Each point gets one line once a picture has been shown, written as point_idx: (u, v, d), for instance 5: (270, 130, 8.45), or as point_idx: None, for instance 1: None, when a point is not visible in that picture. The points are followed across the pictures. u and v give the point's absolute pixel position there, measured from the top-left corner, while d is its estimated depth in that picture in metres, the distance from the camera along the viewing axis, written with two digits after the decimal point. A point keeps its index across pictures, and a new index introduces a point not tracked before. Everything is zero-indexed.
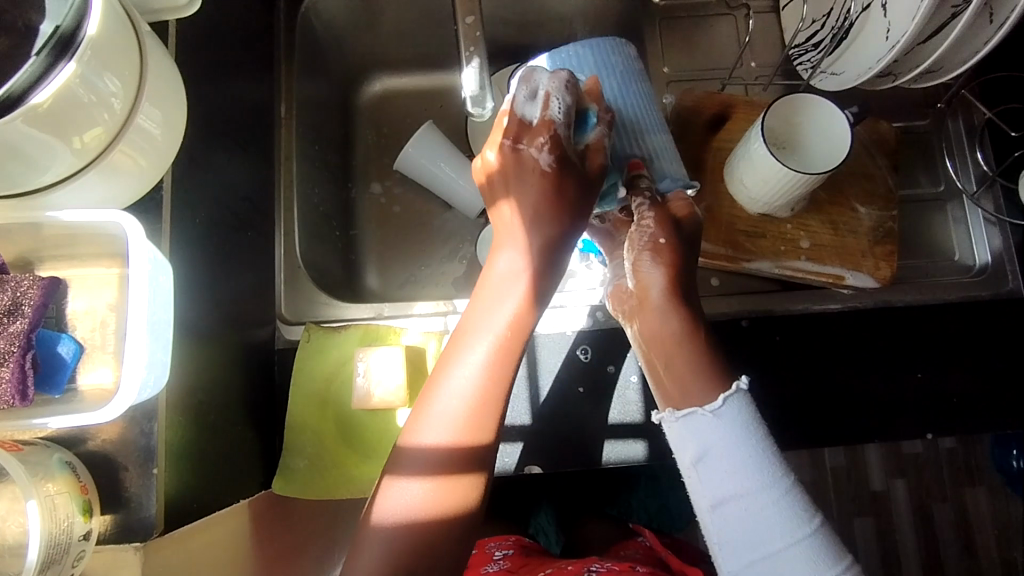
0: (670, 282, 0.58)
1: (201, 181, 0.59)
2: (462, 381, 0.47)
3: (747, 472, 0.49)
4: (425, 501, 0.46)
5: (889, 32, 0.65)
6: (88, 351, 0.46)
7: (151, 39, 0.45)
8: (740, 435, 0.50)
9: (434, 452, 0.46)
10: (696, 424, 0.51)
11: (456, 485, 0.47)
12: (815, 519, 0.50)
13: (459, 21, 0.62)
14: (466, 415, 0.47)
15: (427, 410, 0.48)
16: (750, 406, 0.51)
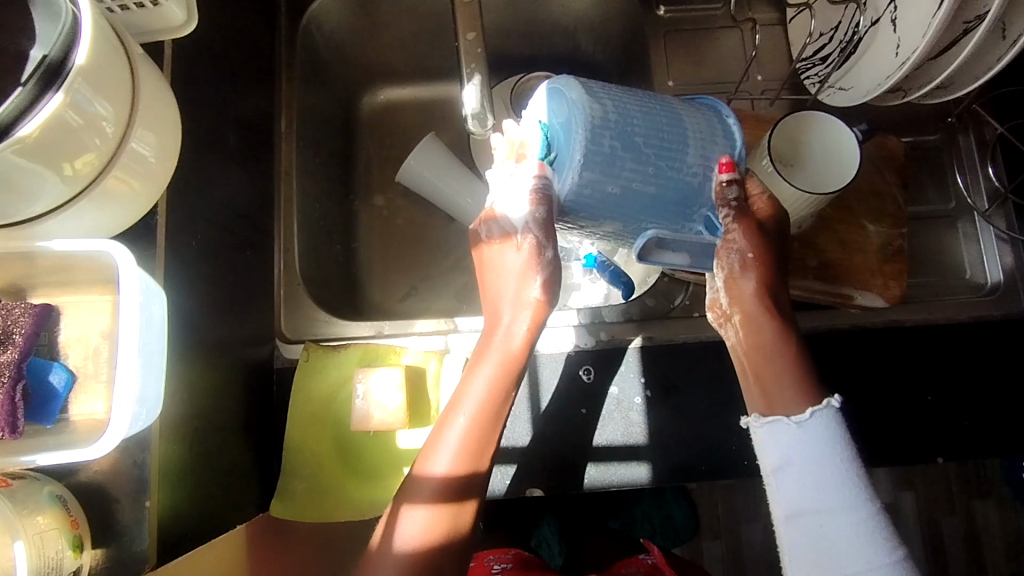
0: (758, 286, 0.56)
1: (198, 199, 0.58)
2: (459, 422, 0.52)
3: (830, 492, 0.49)
4: (423, 531, 0.50)
5: (899, 48, 0.64)
6: (80, 380, 0.45)
7: (145, 62, 0.45)
8: (826, 456, 0.50)
9: (440, 478, 0.51)
10: (780, 434, 0.51)
11: (459, 509, 0.51)
12: (894, 551, 0.49)
13: (460, 38, 0.61)
14: (458, 453, 0.52)
15: (433, 444, 0.53)
16: (839, 424, 0.51)
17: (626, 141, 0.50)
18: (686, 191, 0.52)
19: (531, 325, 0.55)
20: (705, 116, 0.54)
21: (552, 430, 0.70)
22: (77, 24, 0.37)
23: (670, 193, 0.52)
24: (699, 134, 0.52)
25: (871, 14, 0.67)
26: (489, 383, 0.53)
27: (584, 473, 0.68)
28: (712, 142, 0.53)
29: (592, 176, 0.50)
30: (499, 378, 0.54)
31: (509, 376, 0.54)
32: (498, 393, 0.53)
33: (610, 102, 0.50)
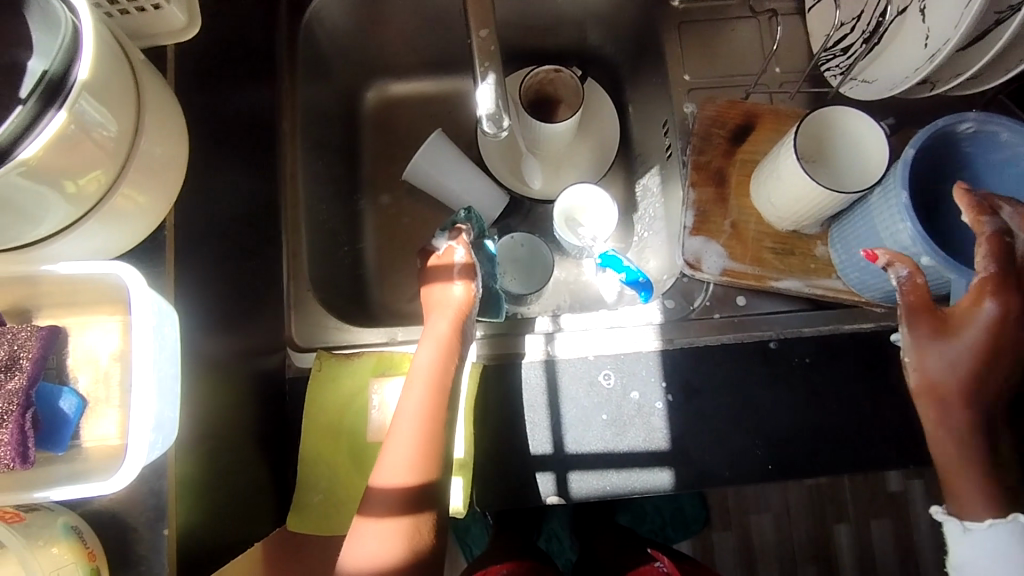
0: (959, 365, 0.52)
1: (205, 208, 0.56)
2: (407, 419, 0.56)
3: (993, 556, 0.51)
4: (379, 547, 0.51)
5: (928, 39, 0.62)
6: (91, 406, 0.44)
7: (147, 71, 0.42)
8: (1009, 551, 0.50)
9: (392, 492, 0.53)
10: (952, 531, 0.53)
11: (415, 522, 0.53)
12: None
13: (472, 35, 0.59)
14: (408, 459, 0.54)
15: (385, 455, 0.55)
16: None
17: (869, 226, 0.60)
18: (914, 270, 0.58)
19: (445, 358, 0.61)
20: (890, 208, 0.56)
21: (572, 437, 0.68)
22: (78, 35, 0.35)
23: (917, 281, 0.59)
24: (886, 223, 0.57)
25: (897, 4, 0.65)
26: (434, 360, 0.60)
27: (607, 480, 0.67)
28: (899, 233, 0.56)
29: (871, 262, 0.62)
30: (432, 392, 0.58)
31: (440, 389, 0.58)
32: (423, 419, 0.57)
33: (854, 222, 0.63)
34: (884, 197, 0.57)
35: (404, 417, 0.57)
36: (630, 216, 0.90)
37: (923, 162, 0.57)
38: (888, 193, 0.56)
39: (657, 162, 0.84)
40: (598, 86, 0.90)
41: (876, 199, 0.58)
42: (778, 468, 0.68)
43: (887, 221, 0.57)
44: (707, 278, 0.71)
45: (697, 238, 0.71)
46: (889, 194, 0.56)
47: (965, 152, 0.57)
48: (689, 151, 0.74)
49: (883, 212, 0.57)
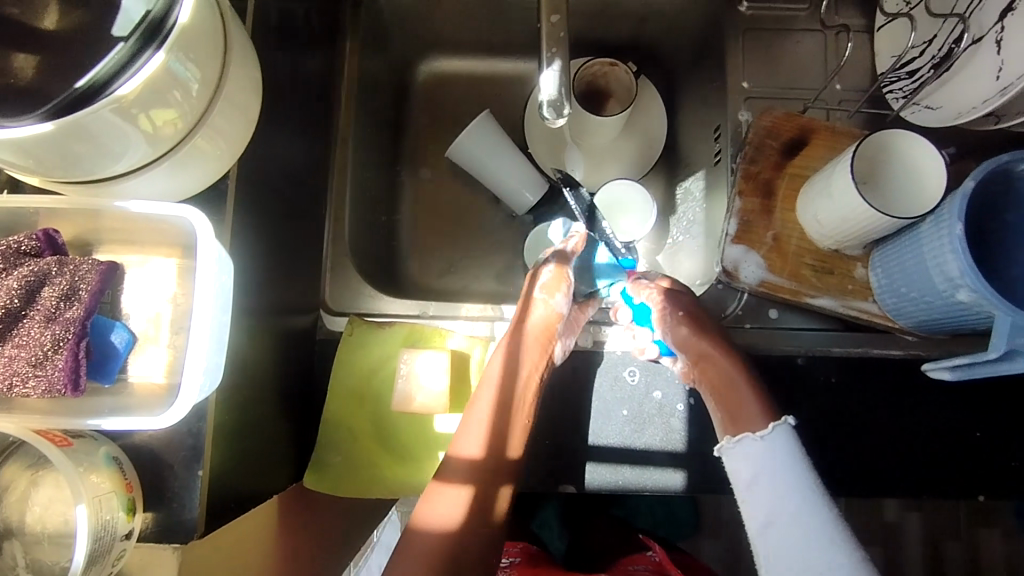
0: (693, 322, 0.66)
1: (264, 162, 0.56)
2: (483, 408, 0.59)
3: (787, 495, 0.52)
4: (455, 509, 0.54)
5: (1001, 71, 0.61)
6: (139, 342, 0.45)
7: (235, 22, 0.43)
8: (787, 461, 0.54)
9: (469, 463, 0.57)
10: (742, 449, 0.56)
11: (497, 494, 0.56)
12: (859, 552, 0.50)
13: (543, 19, 0.58)
14: (483, 436, 0.58)
15: (465, 431, 0.59)
16: (795, 437, 0.55)
17: (914, 254, 0.60)
18: (953, 304, 0.58)
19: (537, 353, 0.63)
20: (937, 240, 0.56)
21: (590, 428, 0.69)
22: None
23: (954, 313, 0.60)
24: (932, 253, 0.57)
25: (973, 32, 0.64)
26: (521, 351, 0.62)
27: (621, 475, 0.67)
28: (946, 263, 0.56)
29: (908, 290, 0.63)
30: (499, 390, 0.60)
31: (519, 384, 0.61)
32: (505, 408, 0.59)
33: (903, 250, 0.62)
34: (928, 229, 0.58)
35: (485, 402, 0.60)
36: (668, 217, 0.89)
37: (980, 198, 0.56)
38: (933, 226, 0.57)
39: (703, 165, 0.84)
40: (651, 84, 0.89)
41: (924, 229, 0.58)
42: None
43: (928, 251, 0.58)
44: (742, 287, 0.71)
45: (738, 247, 0.71)
46: (941, 224, 0.56)
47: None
48: (739, 159, 0.74)
49: (930, 242, 0.57)
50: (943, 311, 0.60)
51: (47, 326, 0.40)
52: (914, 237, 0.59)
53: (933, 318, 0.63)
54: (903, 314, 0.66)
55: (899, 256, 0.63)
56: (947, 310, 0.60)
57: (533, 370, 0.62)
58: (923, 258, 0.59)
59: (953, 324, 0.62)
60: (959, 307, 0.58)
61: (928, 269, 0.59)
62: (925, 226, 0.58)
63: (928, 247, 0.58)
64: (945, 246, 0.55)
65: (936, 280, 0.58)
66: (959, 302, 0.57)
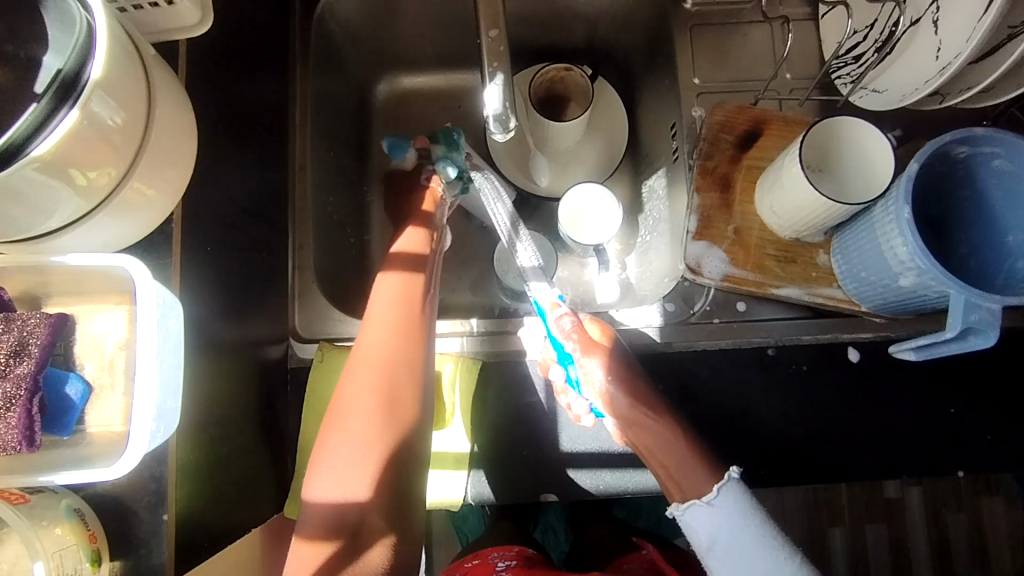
0: (627, 386, 0.64)
1: (215, 199, 0.57)
2: (344, 444, 0.56)
3: (748, 553, 0.55)
4: (306, 565, 0.52)
5: (940, 51, 0.61)
6: (96, 391, 0.45)
7: (159, 65, 0.43)
8: (739, 518, 0.56)
9: (321, 505, 0.54)
10: (695, 515, 0.58)
11: (367, 553, 0.53)
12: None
13: (482, 34, 0.59)
14: (347, 462, 0.55)
15: (320, 468, 0.55)
16: (743, 488, 0.57)
17: (868, 241, 0.61)
18: (910, 290, 0.60)
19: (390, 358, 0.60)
20: (888, 228, 0.57)
21: (567, 435, 0.69)
22: (92, 34, 0.36)
23: (910, 297, 0.61)
24: (884, 240, 0.58)
25: (911, 14, 0.64)
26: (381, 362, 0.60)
27: (601, 479, 0.68)
28: (896, 251, 0.57)
29: (865, 275, 0.64)
30: (379, 393, 0.58)
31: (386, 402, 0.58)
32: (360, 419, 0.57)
33: (857, 232, 0.63)
34: (879, 217, 0.58)
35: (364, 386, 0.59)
36: (636, 217, 0.90)
37: (924, 180, 0.57)
38: (882, 215, 0.58)
39: (663, 163, 0.84)
40: (609, 85, 0.90)
41: (874, 216, 0.59)
42: (771, 471, 0.69)
43: (880, 239, 0.59)
44: (707, 282, 0.71)
45: (700, 243, 0.71)
46: (890, 210, 0.56)
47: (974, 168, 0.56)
48: (696, 155, 0.74)
49: (882, 229, 0.58)
50: (901, 296, 0.62)
51: None
52: (867, 222, 0.60)
53: (891, 301, 0.64)
54: (859, 294, 0.67)
55: (855, 241, 0.63)
56: (903, 294, 0.61)
57: (401, 342, 0.61)
58: (876, 244, 0.60)
59: (910, 306, 0.63)
60: (916, 293, 0.60)
61: (881, 255, 0.60)
62: (876, 212, 0.59)
63: (879, 235, 0.59)
64: (895, 235, 0.56)
65: (888, 266, 0.60)
66: (908, 288, 0.59)
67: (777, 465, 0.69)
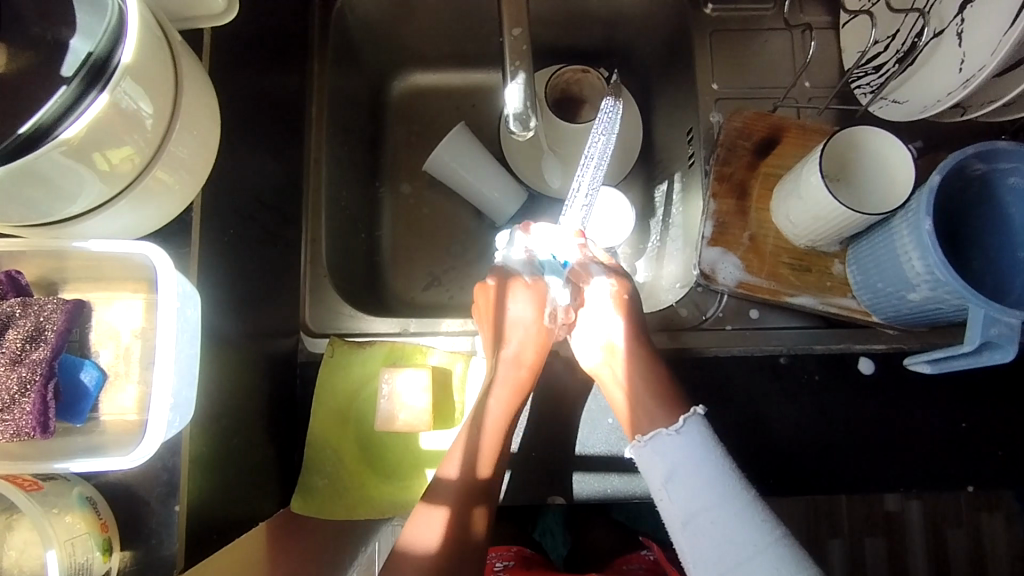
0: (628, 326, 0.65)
1: (233, 189, 0.56)
2: (492, 408, 0.62)
3: (706, 489, 0.51)
4: (437, 534, 0.56)
5: (964, 63, 0.61)
6: (111, 379, 0.44)
7: (186, 53, 0.43)
8: (701, 454, 0.53)
9: (459, 484, 0.59)
10: (659, 444, 0.55)
11: (471, 516, 0.58)
12: (779, 529, 0.50)
13: (505, 32, 0.58)
14: (487, 449, 0.60)
15: (464, 441, 0.60)
16: (707, 429, 0.55)
17: (884, 251, 0.61)
18: (927, 302, 0.59)
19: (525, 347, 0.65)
20: (905, 238, 0.57)
21: (576, 437, 0.69)
22: (124, 20, 0.36)
23: (924, 310, 0.61)
24: (901, 251, 0.58)
25: (935, 25, 0.64)
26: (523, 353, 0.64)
27: (610, 483, 0.67)
28: (914, 262, 0.57)
29: (880, 286, 0.64)
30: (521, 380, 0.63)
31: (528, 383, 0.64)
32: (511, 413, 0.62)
33: (875, 242, 0.62)
34: (897, 228, 0.58)
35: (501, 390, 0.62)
36: (648, 221, 0.89)
37: (945, 195, 0.57)
38: (901, 224, 0.57)
39: (678, 168, 0.84)
40: (625, 88, 0.90)
41: (892, 225, 0.59)
42: (778, 480, 0.69)
43: (896, 249, 0.59)
44: (721, 288, 0.71)
45: (714, 249, 0.71)
46: (910, 221, 0.56)
47: (993, 182, 0.56)
48: (713, 160, 0.74)
49: (899, 240, 0.58)
50: (916, 309, 0.62)
51: (13, 368, 0.40)
52: (886, 232, 0.60)
53: (906, 314, 0.64)
54: (873, 303, 0.67)
55: (871, 251, 0.63)
56: (917, 306, 0.61)
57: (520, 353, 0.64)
58: (893, 255, 0.60)
59: (924, 318, 0.63)
60: (933, 305, 0.59)
61: (897, 266, 0.60)
62: (895, 222, 0.59)
63: (896, 246, 0.59)
64: (914, 245, 0.56)
65: (904, 277, 0.59)
66: (923, 300, 0.59)
67: (785, 475, 0.69)
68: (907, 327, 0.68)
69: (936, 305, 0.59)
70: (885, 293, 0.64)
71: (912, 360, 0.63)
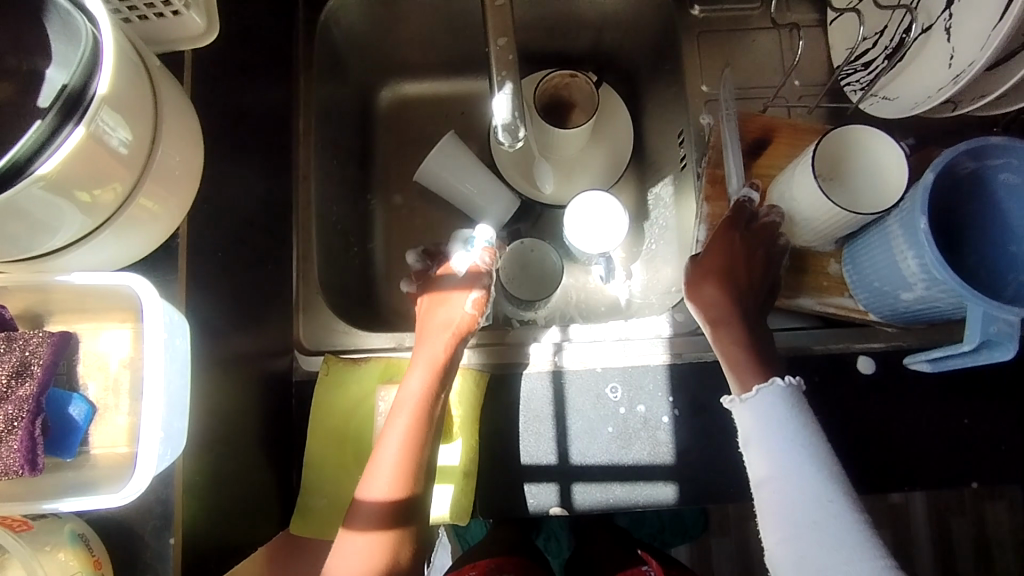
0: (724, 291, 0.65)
1: (220, 210, 0.56)
2: (391, 449, 0.59)
3: (787, 456, 0.51)
4: (359, 565, 0.54)
5: (953, 58, 0.61)
6: (100, 412, 0.43)
7: (166, 77, 0.42)
8: (787, 421, 0.52)
9: (377, 506, 0.57)
10: (746, 405, 0.54)
11: (364, 543, 0.56)
12: (859, 516, 0.48)
13: (490, 42, 0.58)
14: (395, 471, 0.58)
15: (370, 468, 0.59)
16: (799, 399, 0.53)
17: (879, 251, 0.60)
18: (923, 302, 0.59)
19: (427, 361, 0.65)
20: (902, 238, 0.57)
21: (575, 448, 0.68)
22: (98, 50, 0.35)
23: (921, 309, 0.61)
24: (897, 250, 0.58)
25: (923, 21, 0.64)
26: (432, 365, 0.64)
27: (612, 493, 0.66)
28: (910, 263, 0.57)
29: (875, 286, 0.63)
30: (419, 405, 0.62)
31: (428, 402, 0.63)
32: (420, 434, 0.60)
33: (870, 241, 0.62)
34: (893, 228, 0.58)
35: (409, 399, 0.62)
36: (641, 224, 0.89)
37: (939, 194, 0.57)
38: (897, 224, 0.57)
39: (670, 171, 0.84)
40: (615, 91, 0.89)
41: (887, 225, 0.59)
42: None
43: (891, 249, 0.58)
44: None
45: None
46: (907, 221, 0.56)
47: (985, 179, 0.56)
48: (704, 163, 0.74)
49: (894, 239, 0.58)
50: (913, 308, 0.61)
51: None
52: (881, 231, 0.59)
53: (902, 314, 0.64)
54: (871, 305, 0.66)
55: (866, 250, 0.63)
56: (913, 306, 0.61)
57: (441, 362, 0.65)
58: (887, 254, 0.59)
59: (919, 316, 0.63)
60: (931, 304, 0.59)
61: (893, 266, 0.59)
62: (890, 222, 0.58)
63: (892, 246, 0.58)
64: (910, 245, 0.56)
65: (899, 277, 0.59)
66: (918, 300, 0.59)
67: None
68: (903, 326, 0.67)
69: (933, 304, 0.58)
70: (882, 293, 0.63)
71: (914, 361, 0.63)
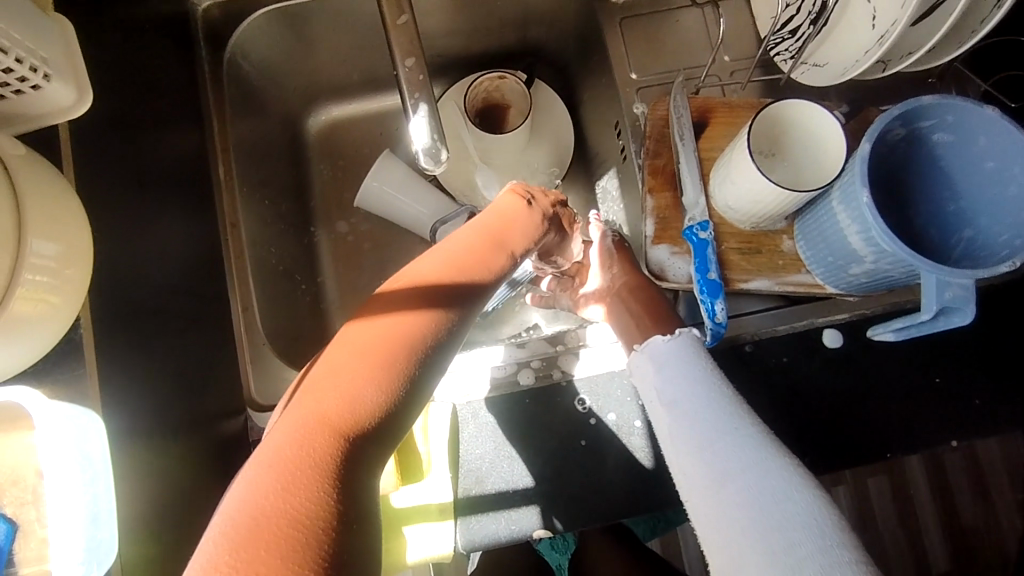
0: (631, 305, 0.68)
1: (127, 286, 0.52)
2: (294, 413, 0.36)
3: (689, 379, 0.52)
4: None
5: (875, 20, 0.59)
6: (22, 529, 0.41)
7: (28, 165, 0.41)
8: (691, 359, 0.55)
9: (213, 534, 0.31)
10: (653, 350, 0.57)
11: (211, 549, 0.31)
12: (756, 424, 0.48)
13: (397, 66, 0.55)
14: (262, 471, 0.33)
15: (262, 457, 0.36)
16: (699, 343, 0.56)
17: (828, 220, 0.58)
18: (877, 271, 0.57)
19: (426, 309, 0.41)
20: (848, 206, 0.54)
21: (551, 467, 0.65)
22: None
23: (877, 278, 0.59)
24: (845, 219, 0.55)
25: None
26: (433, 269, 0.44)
27: (594, 507, 0.65)
28: (856, 231, 0.55)
29: (832, 258, 0.61)
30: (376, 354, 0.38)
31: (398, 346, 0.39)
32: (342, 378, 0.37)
33: (817, 214, 0.60)
34: (839, 196, 0.55)
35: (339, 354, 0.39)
36: None
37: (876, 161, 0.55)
38: (841, 194, 0.55)
39: (613, 164, 0.81)
40: (548, 86, 0.86)
41: (831, 196, 0.56)
42: None
43: (838, 219, 0.56)
44: (673, 286, 0.69)
45: (661, 248, 0.69)
46: (849, 193, 0.54)
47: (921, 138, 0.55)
48: (643, 154, 0.71)
49: (839, 210, 0.56)
50: (871, 278, 0.59)
51: None
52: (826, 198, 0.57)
53: (861, 284, 0.62)
54: (831, 277, 0.64)
55: (817, 221, 0.60)
56: (870, 275, 0.59)
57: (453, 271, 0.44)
58: (834, 225, 0.57)
59: (877, 285, 0.61)
60: (885, 274, 0.57)
61: (842, 238, 0.57)
62: (835, 190, 0.56)
63: (836, 218, 0.56)
64: (855, 212, 0.54)
65: (851, 247, 0.57)
66: (871, 268, 0.57)
67: None
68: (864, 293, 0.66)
69: (886, 273, 0.57)
70: (836, 265, 0.61)
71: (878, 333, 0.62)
